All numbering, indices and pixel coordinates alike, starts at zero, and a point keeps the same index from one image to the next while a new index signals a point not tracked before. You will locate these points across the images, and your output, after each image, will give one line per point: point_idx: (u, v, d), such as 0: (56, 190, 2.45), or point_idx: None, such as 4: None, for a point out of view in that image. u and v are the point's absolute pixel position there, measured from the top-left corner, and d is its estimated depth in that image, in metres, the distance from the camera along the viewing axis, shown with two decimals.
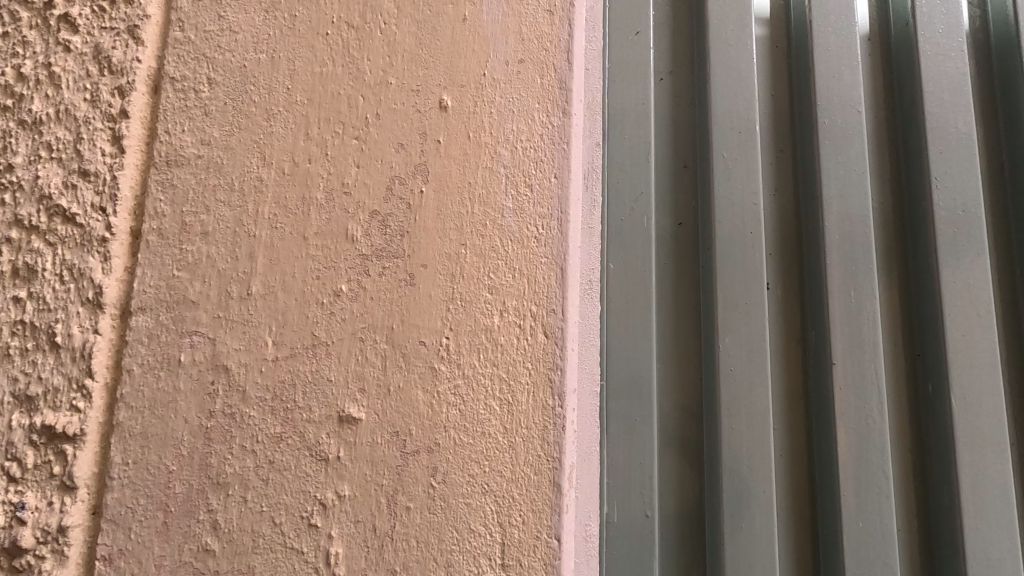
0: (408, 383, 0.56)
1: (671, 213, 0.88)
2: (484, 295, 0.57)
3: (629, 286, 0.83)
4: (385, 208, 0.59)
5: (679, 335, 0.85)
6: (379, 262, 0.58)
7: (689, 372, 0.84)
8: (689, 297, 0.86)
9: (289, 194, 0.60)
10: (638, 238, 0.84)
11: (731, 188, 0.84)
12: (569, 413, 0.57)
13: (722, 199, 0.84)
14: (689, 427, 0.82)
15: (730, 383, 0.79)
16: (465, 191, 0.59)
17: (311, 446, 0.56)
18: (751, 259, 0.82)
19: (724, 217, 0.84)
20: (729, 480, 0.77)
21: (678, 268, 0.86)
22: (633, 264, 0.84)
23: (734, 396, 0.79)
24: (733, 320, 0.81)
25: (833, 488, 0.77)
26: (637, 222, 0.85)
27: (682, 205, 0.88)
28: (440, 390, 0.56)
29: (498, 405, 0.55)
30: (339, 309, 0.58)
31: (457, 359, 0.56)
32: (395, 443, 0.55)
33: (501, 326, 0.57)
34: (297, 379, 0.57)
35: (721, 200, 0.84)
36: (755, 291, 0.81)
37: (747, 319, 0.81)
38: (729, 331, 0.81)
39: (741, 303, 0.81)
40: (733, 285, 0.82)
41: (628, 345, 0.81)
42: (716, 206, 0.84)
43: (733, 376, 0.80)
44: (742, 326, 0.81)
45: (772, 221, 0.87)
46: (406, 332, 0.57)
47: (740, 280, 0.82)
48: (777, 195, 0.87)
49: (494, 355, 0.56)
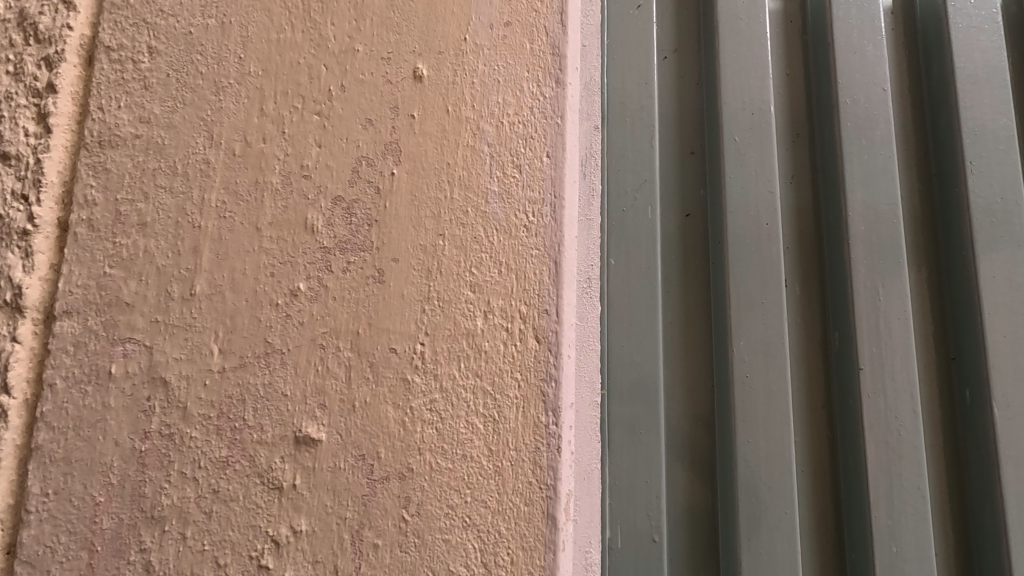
0: (377, 398, 0.48)
1: (677, 203, 0.80)
2: (465, 294, 0.49)
3: (632, 283, 0.75)
4: (351, 194, 0.51)
5: (687, 337, 0.76)
6: (343, 256, 0.50)
7: (699, 378, 0.75)
8: (698, 294, 0.77)
9: (241, 178, 0.52)
10: (641, 230, 0.76)
11: (744, 175, 0.76)
12: (564, 430, 0.48)
13: (734, 187, 0.76)
14: (700, 441, 0.74)
15: (745, 391, 0.71)
16: (443, 173, 0.51)
17: (263, 473, 0.47)
18: (767, 253, 0.74)
19: (737, 207, 0.76)
20: (746, 499, 0.69)
21: (686, 264, 0.78)
22: (636, 260, 0.75)
23: (750, 405, 0.71)
24: (748, 320, 0.73)
25: (862, 508, 0.69)
26: (639, 213, 0.76)
27: (689, 195, 0.80)
28: (414, 405, 0.48)
29: (482, 423, 0.47)
30: (297, 311, 0.50)
31: (433, 370, 0.48)
32: (361, 469, 0.47)
33: (485, 331, 0.49)
34: (246, 394, 0.49)
35: (732, 189, 0.76)
36: (772, 289, 0.73)
37: (763, 319, 0.73)
38: (743, 333, 0.72)
39: (756, 302, 0.73)
40: (746, 282, 0.74)
41: (631, 349, 0.73)
42: (727, 195, 0.76)
43: (749, 383, 0.71)
44: (758, 327, 0.73)
45: (789, 211, 0.79)
46: (374, 337, 0.49)
47: (755, 276, 0.74)
48: (794, 182, 0.79)
49: (477, 364, 0.48)
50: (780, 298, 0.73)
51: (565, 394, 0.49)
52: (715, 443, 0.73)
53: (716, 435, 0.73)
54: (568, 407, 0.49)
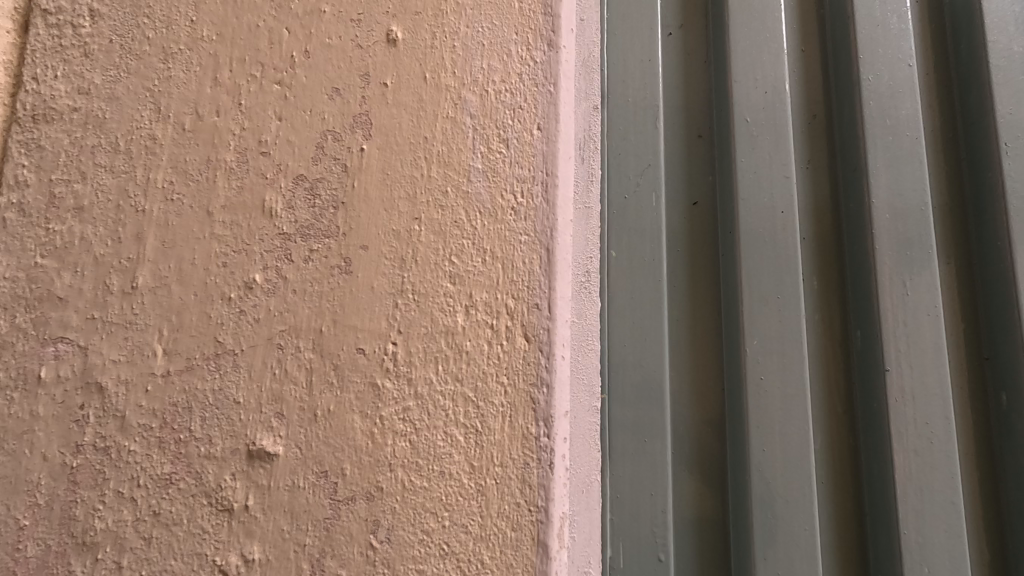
0: (342, 406, 0.42)
1: (684, 190, 0.73)
2: (444, 287, 0.43)
3: (635, 277, 0.68)
4: (315, 172, 0.45)
5: (695, 336, 0.70)
6: (305, 244, 0.44)
7: (709, 380, 0.69)
8: (707, 289, 0.71)
9: (190, 155, 0.46)
10: (645, 219, 0.70)
11: (757, 159, 0.70)
12: (558, 443, 0.42)
13: (746, 172, 0.70)
14: (710, 449, 0.67)
15: (760, 394, 0.65)
16: (420, 148, 0.45)
17: (210, 492, 0.41)
18: (783, 244, 0.68)
19: (749, 194, 0.69)
20: (761, 515, 0.63)
21: (694, 256, 0.71)
22: (639, 252, 0.69)
23: (764, 410, 0.65)
24: (763, 317, 0.66)
25: (890, 524, 0.63)
26: (642, 200, 0.70)
27: (696, 181, 0.73)
28: (384, 414, 0.41)
29: (463, 435, 0.41)
30: (252, 306, 0.43)
31: (407, 374, 0.42)
32: (323, 488, 0.41)
33: (466, 328, 0.42)
34: (193, 401, 0.42)
35: (744, 174, 0.70)
36: (788, 283, 0.67)
37: (779, 316, 0.66)
38: (757, 331, 0.66)
39: (771, 297, 0.67)
40: (760, 275, 0.67)
41: (634, 350, 0.67)
42: (739, 181, 0.70)
43: (763, 386, 0.65)
44: (773, 325, 0.66)
45: (807, 198, 0.72)
46: (339, 335, 0.43)
47: (770, 269, 0.67)
48: (812, 167, 0.72)
49: (457, 366, 0.42)
50: (797, 293, 0.67)
51: (558, 401, 0.43)
52: (726, 452, 0.66)
53: (727, 443, 0.67)
54: (562, 416, 0.43)
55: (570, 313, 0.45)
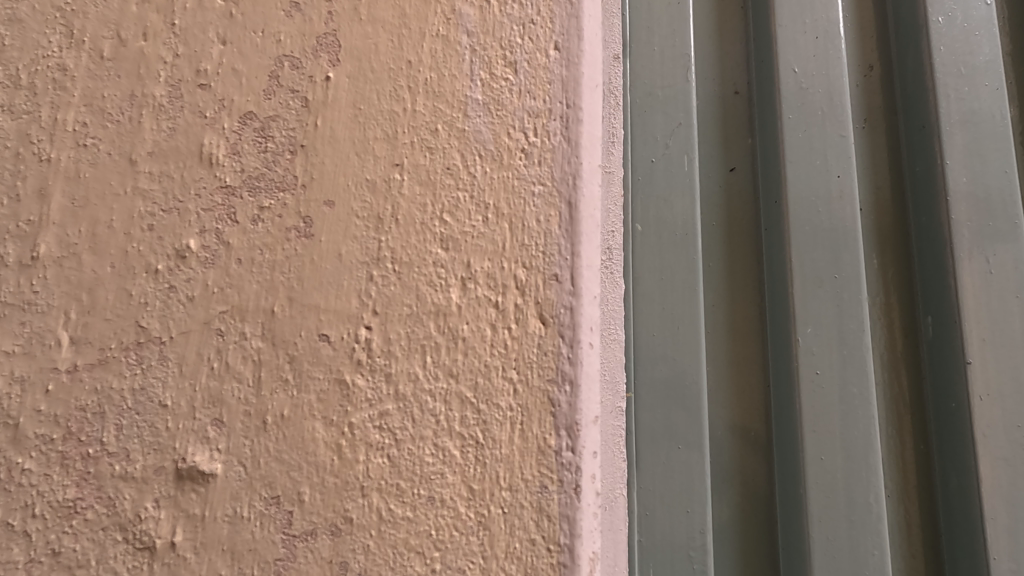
0: (299, 411, 0.32)
1: (719, 155, 0.62)
2: (433, 253, 0.33)
3: (664, 255, 0.58)
4: (267, 109, 0.35)
5: (734, 325, 0.59)
6: (254, 200, 0.34)
7: (751, 378, 0.58)
8: (747, 269, 0.60)
9: (111, 90, 0.36)
10: (676, 188, 0.59)
11: (808, 115, 0.59)
12: (585, 457, 0.32)
13: (794, 130, 0.59)
14: (753, 459, 0.57)
15: (815, 391, 0.54)
16: (402, 76, 0.35)
17: (126, 526, 0.31)
18: (841, 214, 0.57)
19: (798, 155, 0.59)
20: (821, 535, 0.52)
21: (732, 230, 0.61)
22: (668, 226, 0.58)
23: (821, 411, 0.54)
24: (817, 300, 0.56)
25: (974, 548, 0.52)
26: (672, 163, 0.59)
27: (733, 143, 0.62)
28: (354, 422, 0.31)
29: (459, 449, 0.31)
30: (185, 281, 0.33)
31: (385, 368, 0.32)
32: (273, 519, 0.31)
33: (462, 308, 0.32)
34: (106, 405, 0.32)
35: (793, 132, 0.59)
36: (847, 260, 0.57)
37: (837, 298, 0.56)
38: (812, 316, 0.56)
39: (827, 277, 0.56)
40: (814, 250, 0.57)
41: (665, 341, 0.56)
42: (787, 140, 0.59)
43: (820, 381, 0.55)
44: (830, 308, 0.56)
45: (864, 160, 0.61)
46: (297, 318, 0.32)
47: (825, 243, 0.57)
48: (869, 124, 0.62)
49: (450, 358, 0.32)
50: (858, 272, 0.56)
51: (585, 404, 0.32)
52: (774, 461, 0.56)
53: (775, 450, 0.56)
54: (593, 425, 0.32)
55: (600, 288, 0.34)
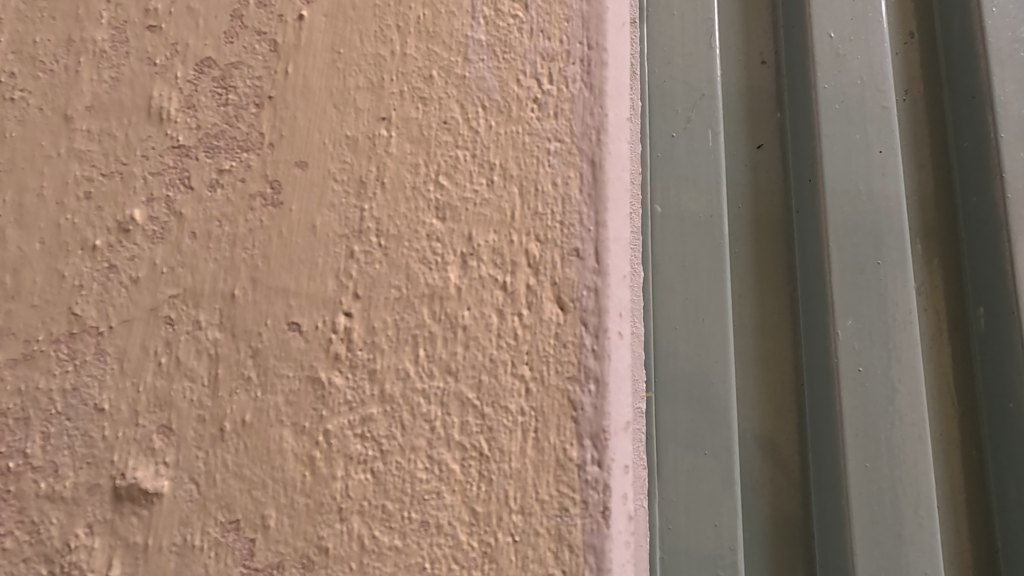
0: (263, 416, 0.26)
1: (744, 129, 0.55)
2: (427, 224, 0.27)
3: (686, 240, 0.51)
4: (228, 54, 0.29)
5: (763, 318, 0.52)
6: (212, 162, 0.28)
7: (783, 377, 0.51)
8: (777, 253, 0.53)
9: (43, 33, 0.30)
10: (699, 165, 0.52)
11: (844, 86, 0.53)
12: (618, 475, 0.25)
13: (829, 102, 0.53)
14: (788, 471, 0.49)
15: (858, 389, 0.48)
16: (390, 13, 0.29)
17: (52, 558, 0.25)
18: (881, 195, 0.51)
19: (834, 130, 0.53)
20: (867, 553, 0.45)
21: (759, 213, 0.54)
22: (692, 207, 0.52)
23: (864, 412, 0.48)
24: (857, 288, 0.50)
25: None
26: (694, 139, 0.53)
27: (760, 119, 0.56)
28: (331, 430, 0.26)
29: (459, 463, 0.25)
30: (129, 259, 0.28)
31: (368, 363, 0.26)
32: (232, 549, 0.25)
33: (462, 290, 0.26)
34: (29, 409, 0.26)
35: (828, 105, 0.53)
36: (891, 245, 0.50)
37: (879, 287, 0.50)
38: (851, 307, 0.49)
39: (869, 263, 0.50)
40: (852, 233, 0.51)
41: (687, 334, 0.49)
42: (822, 113, 0.53)
43: (863, 377, 0.48)
44: (872, 299, 0.50)
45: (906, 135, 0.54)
46: (262, 303, 0.27)
47: (865, 226, 0.51)
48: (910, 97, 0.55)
49: (448, 351, 0.26)
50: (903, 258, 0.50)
51: (613, 408, 0.25)
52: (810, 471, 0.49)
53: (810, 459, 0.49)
54: (623, 433, 0.26)
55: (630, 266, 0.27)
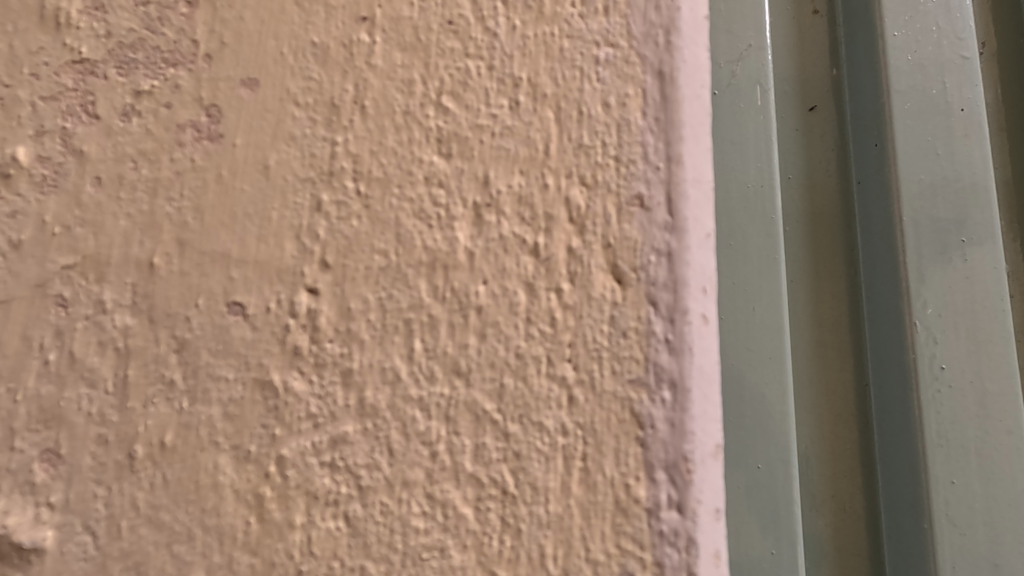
0: (190, 437, 0.18)
1: (794, 74, 0.34)
2: (425, 164, 0.19)
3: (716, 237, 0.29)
4: None
5: (824, 352, 0.31)
6: (127, 81, 0.20)
7: (845, 432, 0.30)
8: (838, 258, 0.32)
9: None
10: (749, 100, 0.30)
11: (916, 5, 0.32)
12: (697, 528, 0.17)
13: (900, 32, 0.32)
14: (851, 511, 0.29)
15: (944, 431, 0.28)
16: None
17: None
18: (973, 166, 0.31)
19: (903, 72, 0.32)
20: None
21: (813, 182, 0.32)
22: (729, 168, 0.30)
23: (959, 455, 0.28)
24: (937, 242, 0.30)
25: None
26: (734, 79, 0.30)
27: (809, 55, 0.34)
28: (287, 458, 0.18)
29: (472, 506, 0.17)
30: (8, 215, 0.20)
31: (339, 360, 0.18)
32: None
33: (474, 256, 0.18)
34: None
35: (897, 38, 0.32)
36: (987, 233, 0.30)
37: (975, 303, 0.29)
38: (935, 329, 0.29)
39: (948, 200, 0.30)
40: (934, 221, 0.30)
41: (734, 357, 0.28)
42: (890, 51, 0.32)
43: (954, 417, 0.28)
44: (969, 326, 0.29)
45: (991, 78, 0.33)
46: (191, 275, 0.19)
47: (950, 212, 0.30)
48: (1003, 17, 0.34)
49: (456, 343, 0.18)
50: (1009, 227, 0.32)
51: (700, 426, 0.17)
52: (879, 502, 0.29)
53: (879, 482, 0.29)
54: (712, 462, 0.18)
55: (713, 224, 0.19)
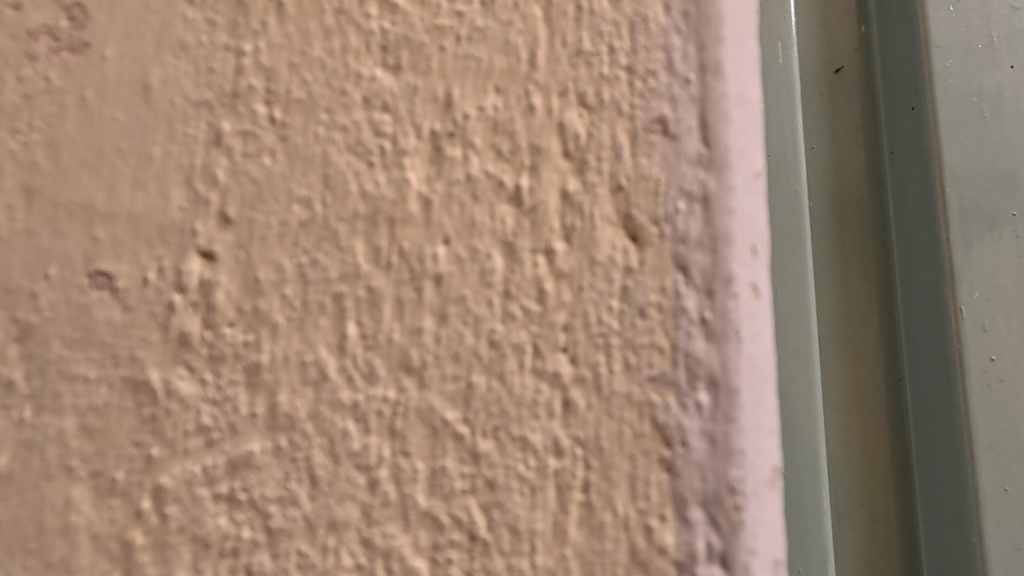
0: (33, 461, 0.13)
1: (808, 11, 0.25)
2: (364, 81, 0.14)
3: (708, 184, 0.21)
4: None
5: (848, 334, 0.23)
6: None
7: (879, 453, 0.23)
8: (869, 245, 0.24)
9: None
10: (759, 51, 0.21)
11: None
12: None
13: None
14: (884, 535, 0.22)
15: (995, 430, 0.21)
16: None
17: None
18: None
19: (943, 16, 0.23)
20: None
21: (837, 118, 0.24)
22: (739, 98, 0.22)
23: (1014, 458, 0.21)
24: (984, 216, 0.22)
25: None
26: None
27: None
28: (168, 490, 0.13)
29: (427, 555, 0.12)
30: None
31: (241, 352, 0.13)
32: None
33: (430, 206, 0.13)
34: None
35: None
36: None
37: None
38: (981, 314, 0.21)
39: (998, 168, 0.22)
40: (980, 193, 0.22)
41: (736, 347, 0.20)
42: None
43: (1008, 416, 0.21)
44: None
45: None
46: (39, 234, 0.14)
47: (1000, 189, 0.22)
48: None
49: (405, 327, 0.13)
50: None
51: (752, 442, 0.12)
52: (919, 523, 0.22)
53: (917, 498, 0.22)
54: (767, 492, 0.12)
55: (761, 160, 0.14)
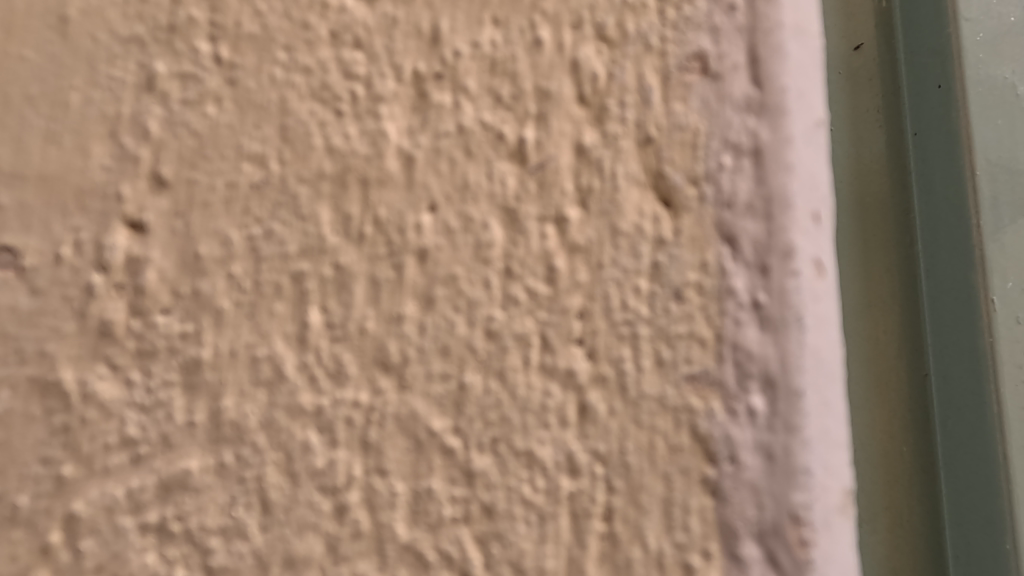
0: None
1: None
2: (331, 12, 0.11)
3: None
4: None
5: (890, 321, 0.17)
6: None
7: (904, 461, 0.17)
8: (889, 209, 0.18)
9: None
10: None
11: None
12: None
13: None
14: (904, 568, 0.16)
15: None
16: None
17: None
18: None
19: None
20: None
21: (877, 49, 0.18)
22: None
23: None
24: (1015, 204, 0.19)
25: None
26: None
27: None
28: (84, 519, 0.10)
29: None
30: None
31: (176, 345, 0.10)
32: None
33: (410, 164, 0.11)
34: None
35: None
36: None
37: None
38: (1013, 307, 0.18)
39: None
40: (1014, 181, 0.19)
41: None
42: None
43: None
44: None
45: None
46: None
47: None
48: None
49: (380, 314, 0.10)
50: None
51: (819, 457, 0.10)
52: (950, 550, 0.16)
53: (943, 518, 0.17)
54: (836, 520, 0.10)
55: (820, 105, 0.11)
